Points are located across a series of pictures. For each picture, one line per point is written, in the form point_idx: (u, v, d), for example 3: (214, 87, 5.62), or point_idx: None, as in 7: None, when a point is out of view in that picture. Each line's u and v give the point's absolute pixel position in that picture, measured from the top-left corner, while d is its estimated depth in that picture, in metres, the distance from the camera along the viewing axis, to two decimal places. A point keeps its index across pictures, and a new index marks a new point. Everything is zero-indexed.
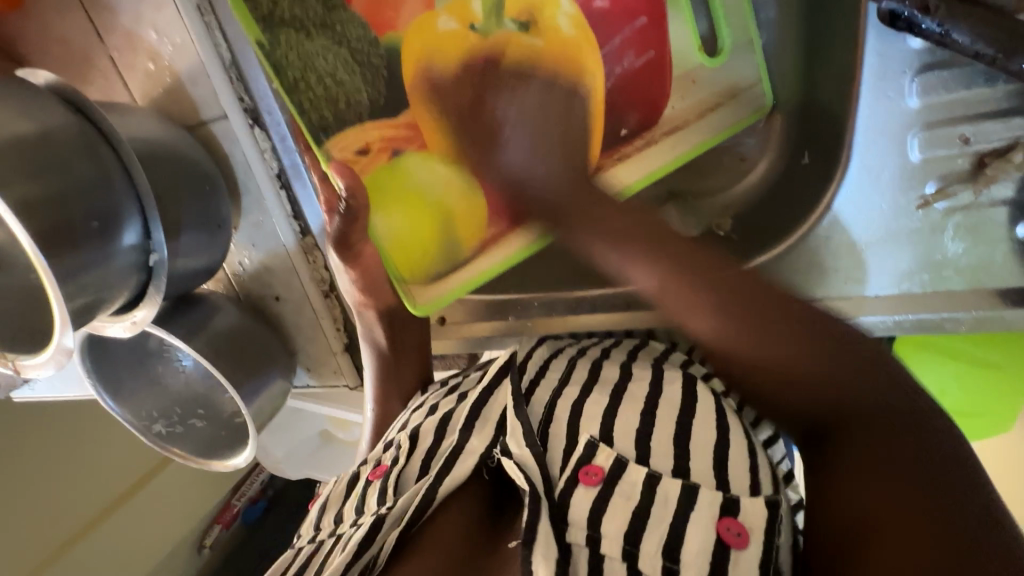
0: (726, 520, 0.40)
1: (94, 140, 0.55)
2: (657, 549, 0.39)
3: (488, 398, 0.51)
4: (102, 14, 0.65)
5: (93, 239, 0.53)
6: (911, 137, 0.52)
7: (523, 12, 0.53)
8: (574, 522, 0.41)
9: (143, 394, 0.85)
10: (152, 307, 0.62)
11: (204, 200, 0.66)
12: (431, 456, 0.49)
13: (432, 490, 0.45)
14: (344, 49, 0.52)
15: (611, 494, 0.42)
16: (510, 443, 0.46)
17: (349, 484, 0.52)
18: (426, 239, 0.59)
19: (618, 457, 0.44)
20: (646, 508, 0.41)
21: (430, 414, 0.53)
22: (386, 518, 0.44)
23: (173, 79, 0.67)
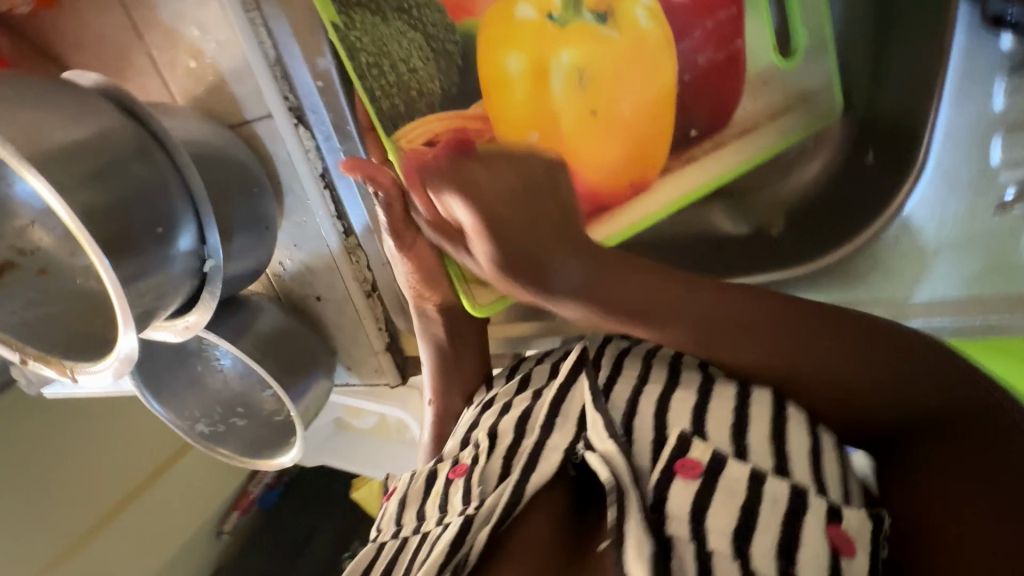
0: (834, 526, 0.38)
1: (147, 144, 0.54)
2: (769, 549, 0.37)
3: (568, 393, 0.50)
4: (142, 10, 0.63)
5: (151, 247, 0.53)
6: (994, 139, 0.51)
7: (602, 3, 0.52)
8: (675, 516, 0.39)
9: (183, 394, 0.84)
10: (206, 313, 0.61)
11: (252, 201, 0.65)
12: (514, 453, 0.47)
13: (520, 488, 0.43)
14: (420, 34, 0.52)
15: (714, 490, 0.39)
16: (592, 437, 0.44)
17: (428, 481, 0.50)
18: None
19: (715, 451, 0.41)
20: (752, 508, 0.38)
21: (506, 413, 0.52)
22: (474, 519, 0.42)
23: (215, 77, 0.65)
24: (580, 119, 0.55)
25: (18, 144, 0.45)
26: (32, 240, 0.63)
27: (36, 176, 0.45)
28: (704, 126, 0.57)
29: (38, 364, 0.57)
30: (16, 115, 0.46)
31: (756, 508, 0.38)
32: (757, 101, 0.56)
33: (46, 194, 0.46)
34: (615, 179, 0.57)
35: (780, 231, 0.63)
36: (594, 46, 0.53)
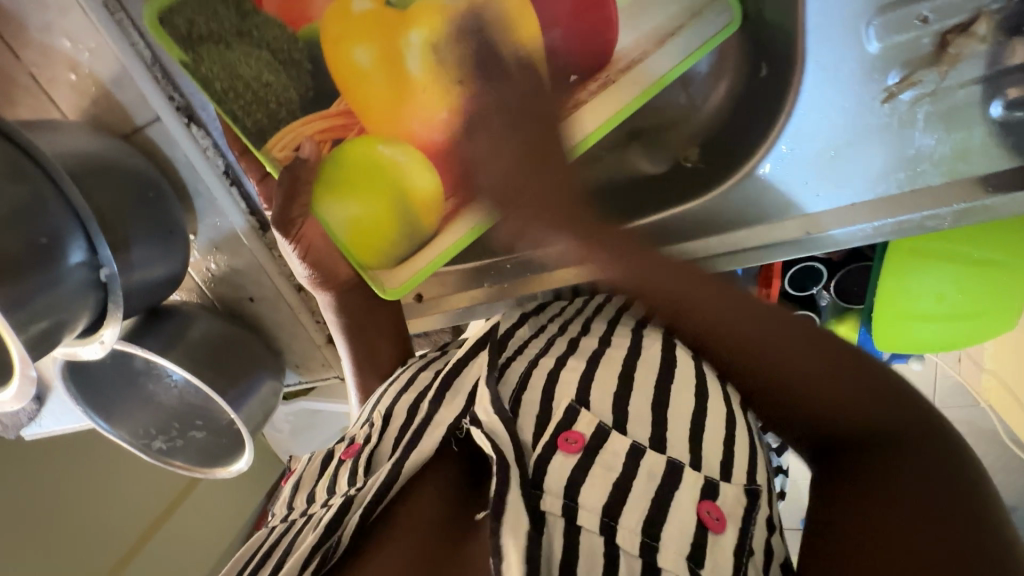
0: (706, 501, 0.42)
1: (17, 161, 0.53)
2: (636, 527, 0.39)
3: (461, 370, 0.55)
4: (10, 28, 0.62)
5: (33, 264, 0.52)
6: (866, 27, 0.47)
7: None
8: (551, 492, 0.41)
9: (137, 413, 0.84)
10: (116, 325, 0.61)
11: (150, 207, 0.65)
12: (405, 430, 0.51)
13: (400, 467, 0.46)
14: (265, 50, 0.47)
15: (591, 463, 0.43)
16: (479, 413, 0.46)
17: (323, 463, 0.54)
18: (383, 221, 0.57)
19: (600, 425, 0.46)
20: (625, 487, 0.42)
21: (405, 392, 0.55)
22: (354, 498, 0.45)
23: (97, 87, 0.64)
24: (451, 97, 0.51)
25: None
26: None
27: None
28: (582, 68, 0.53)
29: None
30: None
31: (628, 483, 0.42)
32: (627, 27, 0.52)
33: None
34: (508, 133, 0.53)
35: (695, 160, 0.63)
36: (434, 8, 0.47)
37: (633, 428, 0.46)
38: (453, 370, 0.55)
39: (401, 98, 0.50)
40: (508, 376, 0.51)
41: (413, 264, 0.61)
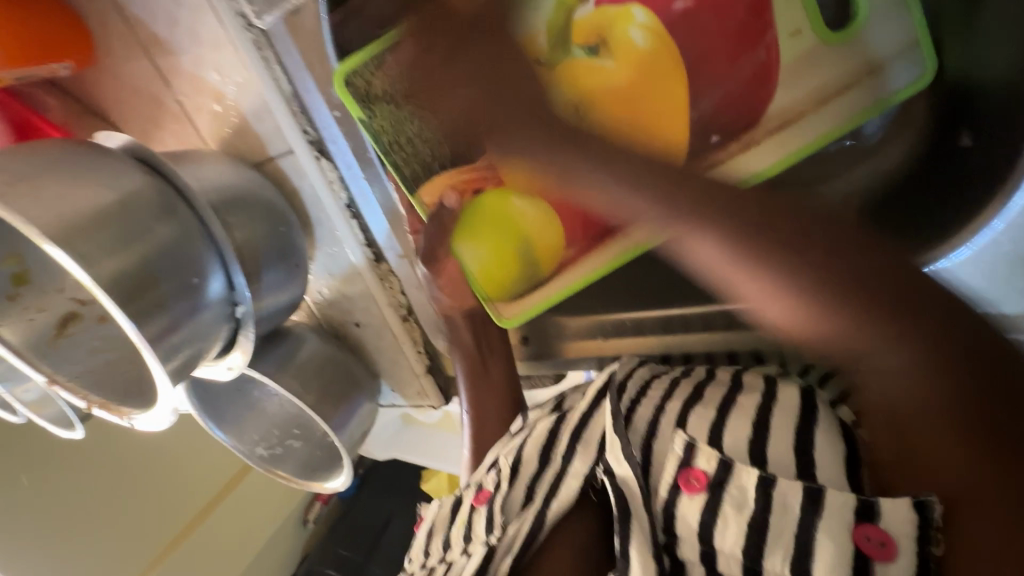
0: (863, 526, 0.35)
1: (171, 200, 0.54)
2: (782, 566, 0.36)
3: (590, 419, 0.53)
4: (166, 59, 0.64)
5: (182, 304, 0.53)
6: None
7: (592, 36, 0.49)
8: (685, 539, 0.41)
9: (243, 420, 0.88)
10: (245, 352, 0.63)
11: (280, 239, 0.66)
12: (536, 482, 0.52)
13: (541, 517, 0.48)
14: (426, 115, 0.53)
15: (720, 504, 0.40)
16: (610, 459, 0.45)
17: (453, 509, 0.58)
18: (507, 261, 0.58)
19: (723, 459, 0.41)
20: (763, 523, 0.37)
21: (532, 436, 0.56)
22: (497, 547, 0.49)
23: (238, 117, 0.65)
24: None
25: (43, 222, 0.45)
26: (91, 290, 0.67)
27: (60, 251, 0.46)
28: (724, 129, 0.48)
29: (101, 410, 0.60)
30: (36, 188, 0.47)
31: (765, 519, 0.37)
32: (790, 87, 0.47)
33: (72, 266, 0.47)
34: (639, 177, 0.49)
35: None
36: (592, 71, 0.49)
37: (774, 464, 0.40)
38: (580, 416, 0.54)
39: None
40: (638, 415, 0.49)
41: (529, 299, 0.60)
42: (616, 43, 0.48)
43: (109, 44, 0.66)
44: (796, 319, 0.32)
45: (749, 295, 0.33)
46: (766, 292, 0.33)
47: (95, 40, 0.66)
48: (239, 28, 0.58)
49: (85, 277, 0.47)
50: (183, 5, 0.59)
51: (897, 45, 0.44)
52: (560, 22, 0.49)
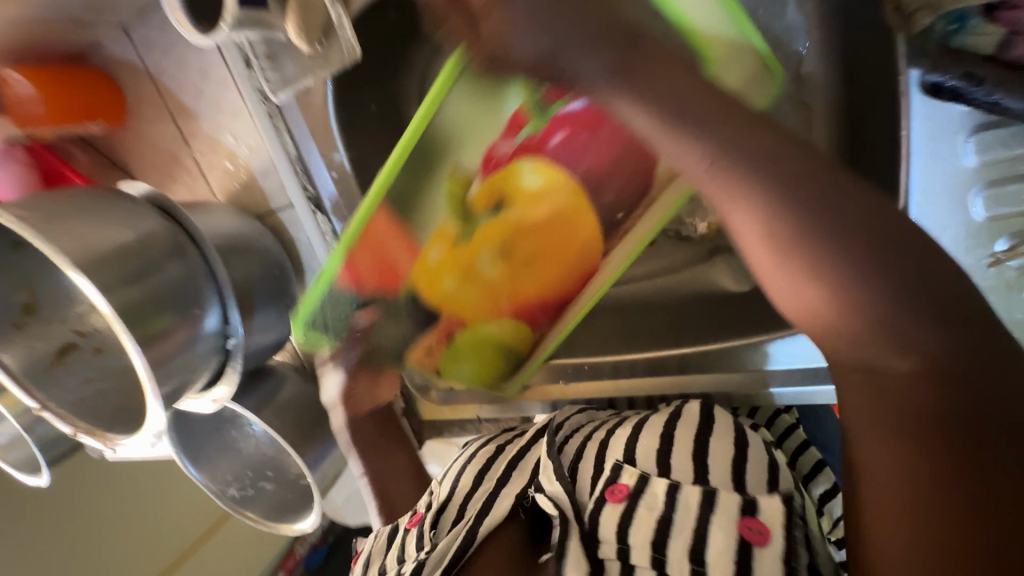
0: (746, 521, 0.46)
1: (182, 241, 0.61)
2: (683, 556, 0.47)
3: (525, 452, 0.65)
4: (190, 124, 0.74)
5: (181, 335, 0.59)
6: (973, 196, 0.47)
7: (489, 198, 0.54)
8: (606, 540, 0.50)
9: (219, 460, 0.90)
10: (230, 385, 0.67)
11: (274, 281, 0.74)
12: (469, 499, 0.62)
13: (473, 532, 0.57)
14: (403, 325, 0.60)
15: (636, 506, 0.51)
16: (544, 480, 0.56)
17: (389, 538, 0.66)
18: (491, 361, 0.67)
19: (640, 474, 0.53)
20: (670, 518, 0.49)
21: (471, 464, 0.67)
22: (427, 562, 0.57)
23: (247, 175, 0.74)
24: (528, 275, 0.57)
25: (71, 253, 0.51)
26: (92, 323, 0.71)
27: (82, 280, 0.51)
28: (628, 206, 0.53)
29: (86, 438, 0.64)
30: (65, 224, 0.53)
31: (671, 516, 0.49)
32: None
33: (90, 292, 0.52)
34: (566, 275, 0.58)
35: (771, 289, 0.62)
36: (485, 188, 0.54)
37: (675, 471, 0.53)
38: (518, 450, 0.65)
39: (482, 290, 0.57)
40: (568, 448, 0.61)
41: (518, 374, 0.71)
42: (514, 192, 0.54)
43: (140, 109, 0.76)
44: (812, 306, 0.34)
45: (782, 292, 0.35)
46: (796, 286, 0.34)
47: (128, 105, 0.76)
48: (257, 102, 0.68)
49: (101, 303, 0.52)
50: (209, 81, 0.69)
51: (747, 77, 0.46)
52: (455, 195, 0.53)
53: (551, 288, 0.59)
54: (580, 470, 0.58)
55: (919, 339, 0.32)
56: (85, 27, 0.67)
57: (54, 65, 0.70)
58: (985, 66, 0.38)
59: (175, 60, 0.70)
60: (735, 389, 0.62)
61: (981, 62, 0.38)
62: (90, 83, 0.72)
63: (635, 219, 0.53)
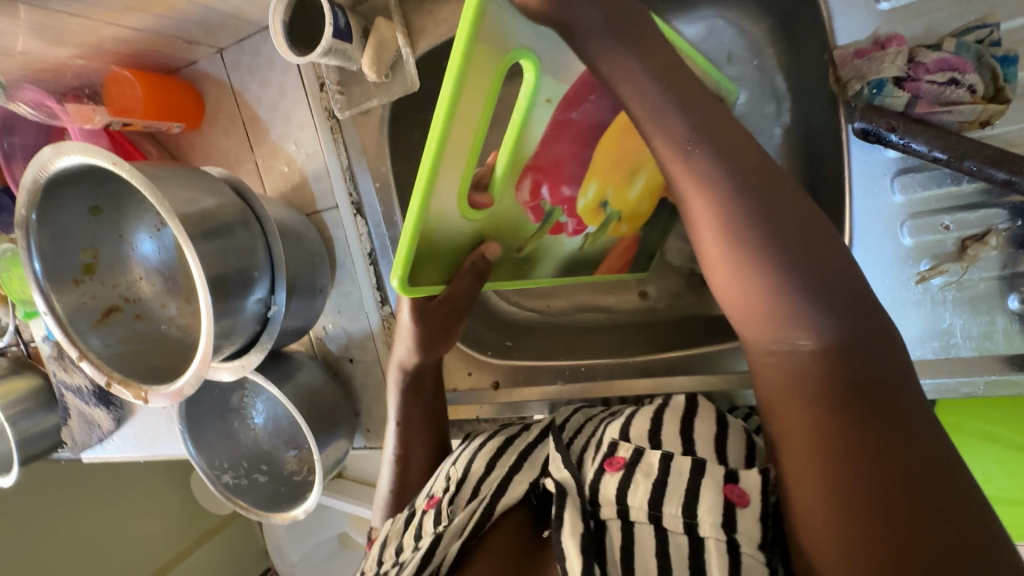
0: (729, 486, 0.49)
1: (248, 216, 0.73)
2: (678, 512, 0.49)
3: (535, 447, 0.65)
4: (257, 132, 0.86)
5: (236, 292, 0.69)
6: (901, 226, 0.60)
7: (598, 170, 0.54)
8: (607, 503, 0.52)
9: (217, 446, 0.93)
10: (261, 352, 0.74)
11: (313, 269, 0.82)
12: (481, 481, 0.62)
13: (487, 509, 0.58)
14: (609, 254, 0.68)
15: (634, 473, 0.53)
16: (553, 469, 0.58)
17: (407, 519, 0.64)
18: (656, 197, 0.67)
19: (636, 447, 0.56)
20: (665, 481, 0.51)
21: (480, 450, 0.66)
22: (445, 534, 0.57)
23: (300, 178, 0.85)
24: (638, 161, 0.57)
25: (173, 204, 0.62)
26: (137, 291, 0.79)
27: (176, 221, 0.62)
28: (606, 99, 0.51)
29: (121, 388, 0.69)
30: (171, 185, 0.64)
31: (665, 479, 0.51)
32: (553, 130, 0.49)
33: (180, 235, 0.63)
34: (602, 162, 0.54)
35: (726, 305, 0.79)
36: (521, 227, 0.54)
37: (669, 445, 0.56)
38: (526, 444, 0.65)
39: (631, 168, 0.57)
40: (576, 442, 0.65)
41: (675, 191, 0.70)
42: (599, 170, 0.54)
43: (215, 117, 0.88)
44: (745, 303, 0.41)
45: (723, 282, 0.42)
46: (736, 282, 0.41)
47: (205, 113, 0.88)
48: (323, 118, 0.81)
49: (187, 246, 0.63)
50: (285, 99, 0.83)
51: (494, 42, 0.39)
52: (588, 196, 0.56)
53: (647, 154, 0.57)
54: (586, 457, 0.60)
55: (819, 321, 0.39)
56: (191, 45, 0.81)
57: (154, 74, 0.83)
58: (901, 118, 0.52)
59: (259, 80, 0.83)
60: (715, 389, 0.70)
61: (899, 114, 0.52)
62: (181, 92, 0.85)
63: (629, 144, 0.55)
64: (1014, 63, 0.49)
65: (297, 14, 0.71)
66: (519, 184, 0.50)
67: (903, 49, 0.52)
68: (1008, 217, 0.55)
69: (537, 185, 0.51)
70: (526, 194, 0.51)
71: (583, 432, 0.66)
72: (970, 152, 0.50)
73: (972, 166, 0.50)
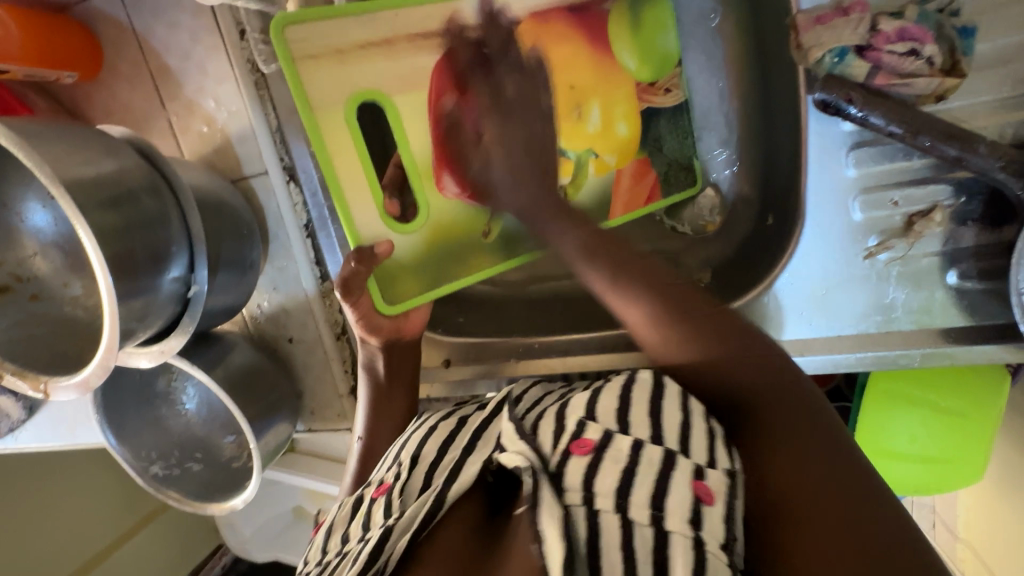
0: (699, 482, 0.45)
1: (158, 182, 0.64)
2: (644, 502, 0.44)
3: (485, 426, 0.60)
4: (168, 85, 0.75)
5: (146, 270, 0.60)
6: (851, 201, 0.60)
7: (524, 123, 0.62)
8: (570, 487, 0.47)
9: (143, 434, 0.86)
10: (183, 336, 0.67)
11: (242, 242, 0.75)
12: (434, 468, 0.58)
13: (439, 496, 0.53)
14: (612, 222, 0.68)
15: (601, 460, 0.48)
16: (505, 443, 0.52)
17: (354, 506, 0.61)
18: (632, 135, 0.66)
19: (606, 429, 0.50)
20: (633, 466, 0.46)
21: (432, 433, 0.63)
22: (394, 529, 0.51)
23: (223, 139, 0.76)
24: (565, 95, 0.62)
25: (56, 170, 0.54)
26: (32, 268, 0.69)
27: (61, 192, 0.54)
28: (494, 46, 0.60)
29: (16, 380, 0.60)
30: (55, 147, 0.55)
31: (636, 467, 0.46)
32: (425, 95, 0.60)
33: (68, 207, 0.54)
34: (526, 113, 0.61)
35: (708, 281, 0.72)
36: (474, 214, 0.65)
37: (634, 427, 0.50)
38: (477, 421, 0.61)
39: (572, 100, 0.62)
40: (530, 415, 0.59)
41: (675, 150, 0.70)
42: (526, 120, 0.62)
43: (117, 65, 0.76)
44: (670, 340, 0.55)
45: (650, 339, 0.57)
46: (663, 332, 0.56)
47: (103, 60, 0.76)
48: (245, 70, 0.71)
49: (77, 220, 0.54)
50: (198, 47, 0.72)
51: (336, 95, 0.58)
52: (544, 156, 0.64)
53: (577, 79, 0.62)
54: (543, 429, 0.53)
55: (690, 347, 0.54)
56: None
57: (33, 10, 0.70)
58: (861, 90, 0.50)
59: (166, 24, 0.72)
60: None
61: (860, 85, 0.51)
62: (70, 34, 0.72)
63: (539, 84, 0.61)
64: (971, 35, 0.48)
65: None
66: (443, 182, 0.63)
67: (866, 15, 0.50)
68: (953, 193, 0.56)
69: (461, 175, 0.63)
70: (451, 186, 0.63)
71: (537, 405, 0.61)
72: (925, 128, 0.49)
73: (927, 142, 0.50)
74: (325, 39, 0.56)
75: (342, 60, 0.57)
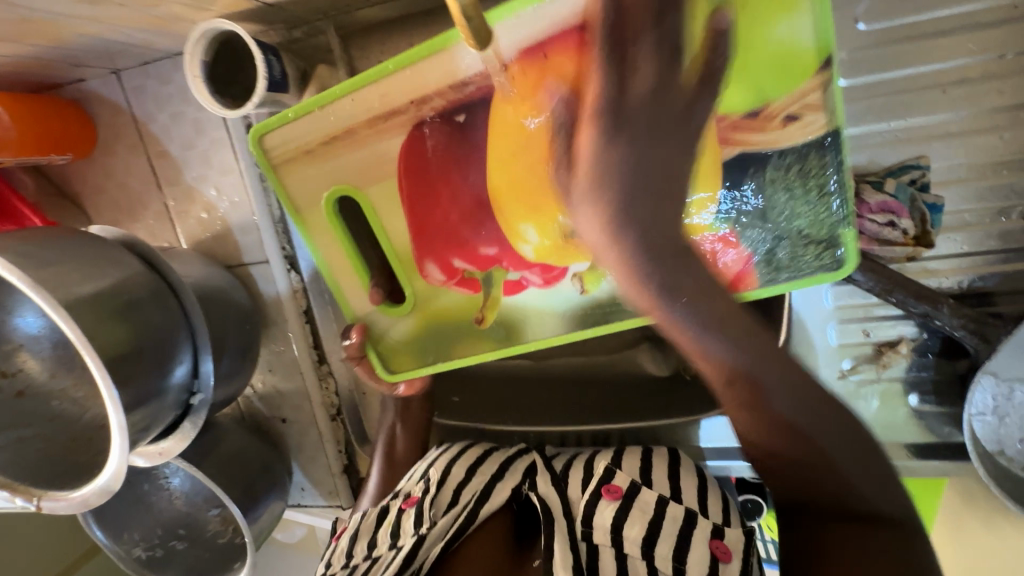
0: (716, 540, 0.54)
1: (161, 289, 0.63)
2: (669, 555, 0.52)
3: (513, 461, 0.67)
4: (167, 170, 0.74)
5: (149, 380, 0.60)
6: (830, 327, 0.65)
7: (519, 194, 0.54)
8: (600, 527, 0.55)
9: (127, 517, 0.84)
10: (183, 441, 0.66)
11: (243, 336, 0.74)
12: (462, 488, 0.64)
13: (473, 512, 0.61)
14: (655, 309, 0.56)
15: (630, 507, 0.56)
16: (538, 483, 0.61)
17: (379, 517, 0.65)
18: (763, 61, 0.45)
19: (633, 481, 0.59)
20: (657, 521, 0.55)
21: (460, 457, 0.68)
22: (428, 536, 0.58)
23: (223, 227, 0.76)
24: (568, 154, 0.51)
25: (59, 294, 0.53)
26: (19, 364, 0.66)
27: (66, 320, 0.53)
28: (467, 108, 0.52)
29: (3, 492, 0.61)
30: (56, 268, 0.55)
31: (659, 522, 0.55)
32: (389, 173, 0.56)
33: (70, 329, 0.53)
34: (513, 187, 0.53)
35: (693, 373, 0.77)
36: (464, 302, 0.62)
37: (657, 547, 0.53)
38: (504, 459, 0.68)
39: None
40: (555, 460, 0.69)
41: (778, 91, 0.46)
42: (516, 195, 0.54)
43: (111, 146, 0.75)
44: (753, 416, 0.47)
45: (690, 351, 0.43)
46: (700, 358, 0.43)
47: (97, 141, 0.75)
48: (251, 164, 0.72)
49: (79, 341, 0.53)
50: (203, 138, 0.71)
51: (301, 198, 0.60)
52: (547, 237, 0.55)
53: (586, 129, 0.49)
54: (573, 479, 0.62)
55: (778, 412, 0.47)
56: (77, 67, 0.67)
57: (25, 95, 0.68)
58: None
59: (169, 112, 0.71)
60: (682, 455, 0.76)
61: None
62: (64, 118, 0.71)
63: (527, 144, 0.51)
64: (938, 211, 0.55)
65: (217, 54, 0.61)
66: (426, 269, 0.61)
67: None
68: (916, 330, 0.63)
69: (448, 259, 0.59)
70: (436, 273, 0.61)
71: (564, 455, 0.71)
72: (895, 289, 0.55)
73: (896, 299, 0.56)
74: (303, 136, 0.57)
75: (312, 155, 0.58)
